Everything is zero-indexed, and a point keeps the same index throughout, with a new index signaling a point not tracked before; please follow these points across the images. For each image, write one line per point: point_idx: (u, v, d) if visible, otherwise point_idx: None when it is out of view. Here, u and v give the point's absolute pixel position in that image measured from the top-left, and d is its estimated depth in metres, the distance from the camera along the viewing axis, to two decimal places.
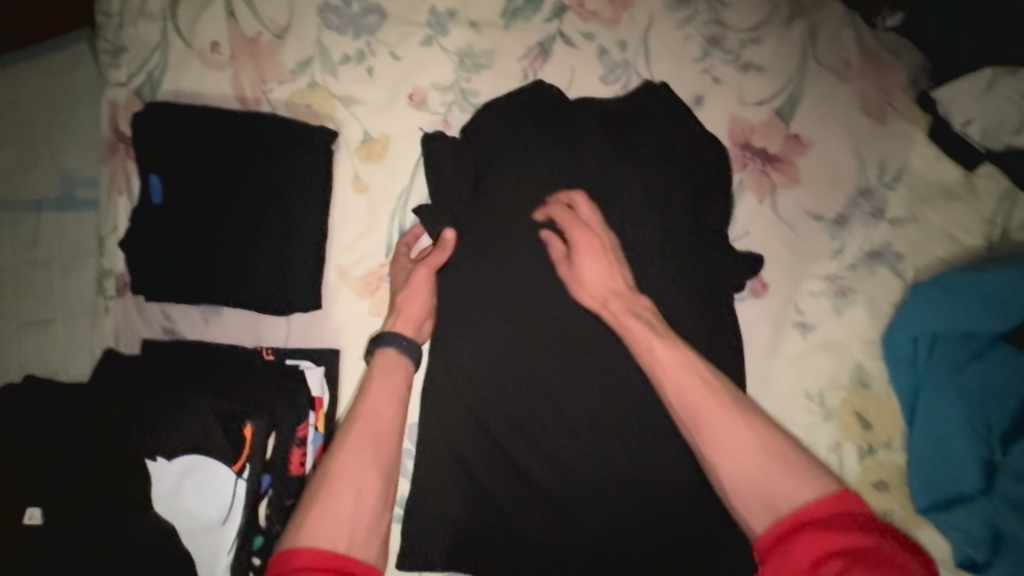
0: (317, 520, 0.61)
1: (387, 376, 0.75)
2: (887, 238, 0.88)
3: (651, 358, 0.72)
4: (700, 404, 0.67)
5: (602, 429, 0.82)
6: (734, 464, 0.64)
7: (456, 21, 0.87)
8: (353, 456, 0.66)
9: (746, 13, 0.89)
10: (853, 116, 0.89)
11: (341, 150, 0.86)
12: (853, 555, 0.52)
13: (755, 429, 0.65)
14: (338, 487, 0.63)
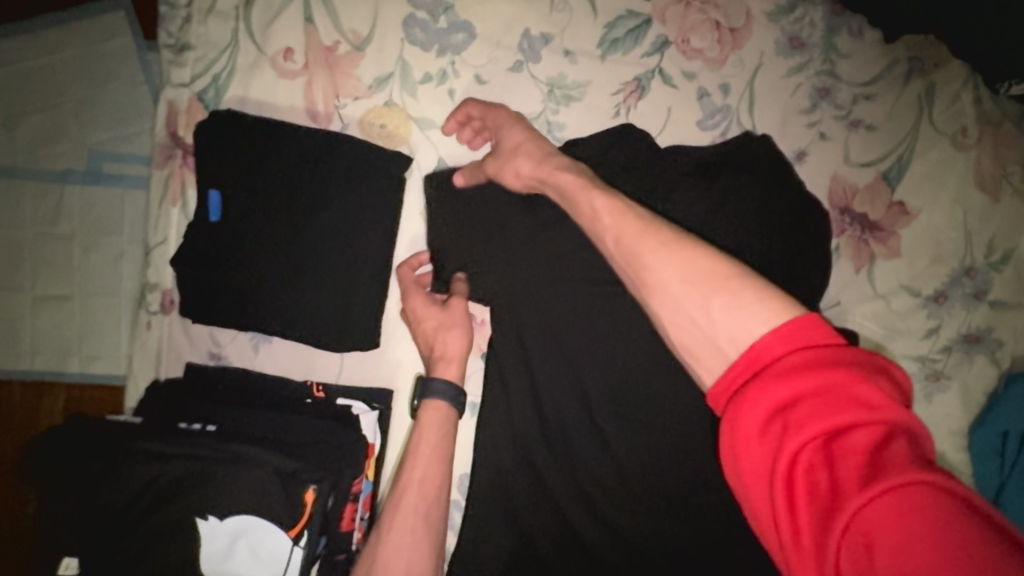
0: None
1: (435, 438, 0.72)
2: (988, 322, 0.82)
3: (592, 222, 0.55)
4: (636, 251, 0.48)
5: (679, 506, 0.69)
6: (677, 313, 0.44)
7: (550, 47, 0.80)
8: (400, 534, 0.66)
9: (862, 66, 0.82)
10: (965, 189, 0.83)
11: (413, 177, 0.80)
12: (811, 402, 0.34)
13: (695, 256, 0.45)
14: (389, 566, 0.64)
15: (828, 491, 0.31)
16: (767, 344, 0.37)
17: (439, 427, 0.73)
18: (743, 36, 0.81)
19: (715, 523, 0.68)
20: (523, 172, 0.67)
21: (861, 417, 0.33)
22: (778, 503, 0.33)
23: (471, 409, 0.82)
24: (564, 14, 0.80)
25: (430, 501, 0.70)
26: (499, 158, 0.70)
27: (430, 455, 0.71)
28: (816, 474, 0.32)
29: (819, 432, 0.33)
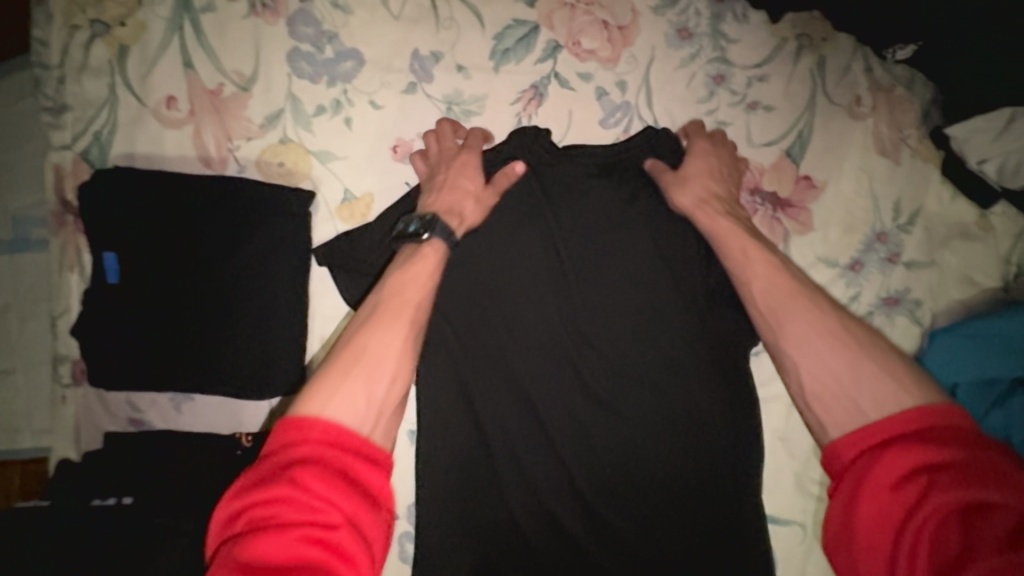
0: (343, 394, 0.55)
1: (420, 266, 0.66)
2: (904, 283, 0.84)
3: (743, 266, 0.68)
4: (786, 310, 0.64)
5: (624, 496, 0.72)
6: (818, 368, 0.60)
7: (442, 65, 0.79)
8: (381, 339, 0.60)
9: (751, 48, 0.83)
10: (867, 156, 0.85)
11: (321, 212, 0.79)
12: (953, 472, 0.46)
13: (852, 329, 0.60)
14: (371, 369, 0.58)
15: (953, 546, 0.43)
16: (898, 420, 0.51)
17: (420, 257, 0.67)
18: (633, 32, 0.81)
19: (660, 504, 0.72)
20: (687, 202, 0.73)
21: (994, 495, 0.44)
22: (906, 543, 0.46)
23: (408, 436, 0.80)
24: (452, 30, 0.79)
25: (415, 320, 0.63)
26: (675, 175, 0.75)
27: (415, 276, 0.65)
28: (944, 530, 0.44)
29: (952, 499, 0.45)
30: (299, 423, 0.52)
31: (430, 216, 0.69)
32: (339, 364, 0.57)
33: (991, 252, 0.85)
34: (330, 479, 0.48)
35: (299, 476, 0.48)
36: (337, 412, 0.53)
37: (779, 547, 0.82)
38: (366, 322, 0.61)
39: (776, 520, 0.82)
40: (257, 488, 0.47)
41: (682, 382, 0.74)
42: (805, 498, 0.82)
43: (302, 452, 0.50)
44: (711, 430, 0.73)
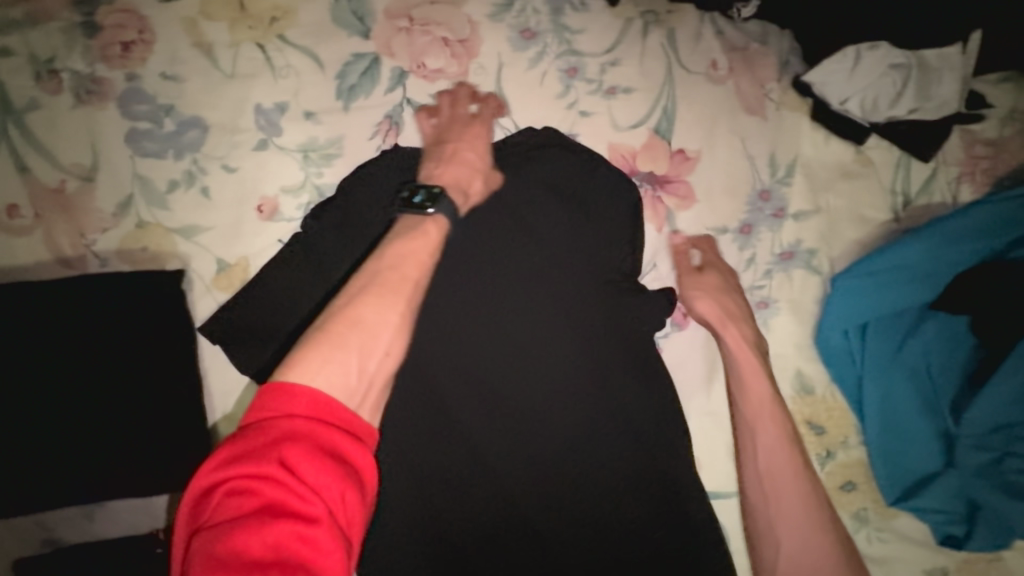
0: (335, 362, 0.49)
1: (421, 240, 0.61)
2: (796, 236, 0.84)
3: (755, 427, 0.74)
4: (783, 487, 0.70)
5: (552, 493, 0.72)
6: (802, 549, 0.68)
7: (289, 114, 0.78)
8: (376, 309, 0.54)
9: (597, 35, 0.82)
10: (735, 118, 0.84)
11: (197, 287, 0.77)
12: None
13: (826, 521, 0.69)
14: (368, 339, 0.52)
15: None
16: None
17: (425, 229, 0.63)
18: (476, 43, 0.80)
19: (589, 497, 0.73)
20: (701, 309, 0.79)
21: None
22: None
23: None
24: (291, 77, 0.77)
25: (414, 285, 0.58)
26: (696, 281, 0.80)
27: (419, 252, 0.60)
28: None
29: None
30: (284, 392, 0.46)
31: (435, 191, 0.65)
32: (332, 333, 0.51)
33: (875, 187, 0.86)
34: (319, 460, 0.44)
35: (287, 456, 0.43)
36: (325, 384, 0.48)
37: (726, 521, 0.82)
38: (365, 285, 0.55)
39: (719, 495, 0.82)
40: (239, 463, 0.43)
41: (592, 374, 0.76)
42: None
43: (288, 428, 0.44)
44: (622, 416, 0.76)
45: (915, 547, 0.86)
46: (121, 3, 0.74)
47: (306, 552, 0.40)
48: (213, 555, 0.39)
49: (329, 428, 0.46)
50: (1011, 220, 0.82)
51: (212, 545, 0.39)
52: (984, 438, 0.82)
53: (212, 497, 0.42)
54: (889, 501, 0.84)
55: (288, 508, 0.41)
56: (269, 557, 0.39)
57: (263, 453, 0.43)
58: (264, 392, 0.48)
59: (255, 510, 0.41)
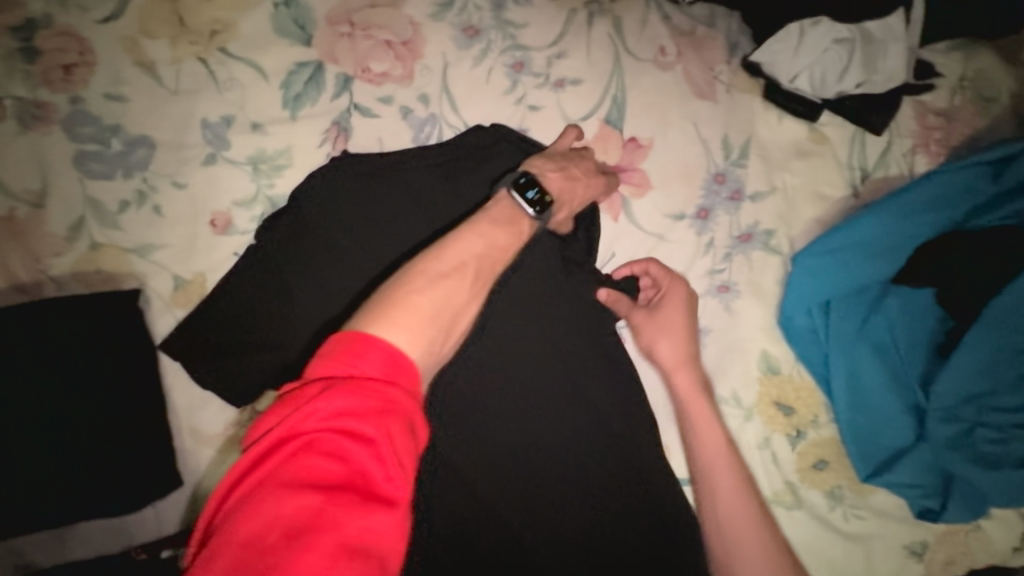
0: (417, 331, 0.49)
1: (516, 233, 0.63)
2: (754, 217, 0.83)
3: (708, 471, 0.76)
4: (743, 534, 0.71)
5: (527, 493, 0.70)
6: None
7: (236, 127, 0.78)
8: (461, 292, 0.55)
9: (541, 29, 0.82)
10: (687, 103, 0.84)
11: (155, 305, 0.77)
12: None
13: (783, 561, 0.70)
14: (453, 320, 0.53)
15: None
16: None
17: (515, 225, 0.64)
18: (420, 44, 0.80)
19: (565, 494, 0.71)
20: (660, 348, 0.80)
21: None
22: None
23: None
24: (236, 90, 0.77)
25: (491, 272, 0.59)
26: (648, 322, 0.81)
27: (505, 245, 0.61)
28: None
29: None
30: (365, 354, 0.45)
31: (546, 199, 0.66)
32: (413, 307, 0.50)
33: (831, 163, 0.85)
34: (408, 442, 0.44)
35: (389, 429, 0.42)
36: (404, 350, 0.47)
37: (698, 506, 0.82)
38: (448, 263, 0.56)
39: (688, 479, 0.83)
40: (340, 420, 0.41)
41: (555, 372, 0.75)
42: None
43: (388, 398, 0.44)
44: (584, 413, 0.75)
45: (891, 522, 0.86)
46: (59, 25, 0.74)
47: (384, 530, 0.40)
48: (284, 517, 0.38)
49: (413, 401, 0.46)
50: (969, 188, 0.81)
51: (289, 505, 0.38)
52: (954, 409, 0.82)
53: (293, 447, 0.40)
54: (862, 477, 0.83)
55: (370, 480, 0.41)
56: (355, 529, 0.39)
57: (367, 414, 0.42)
58: (348, 346, 0.46)
59: (334, 476, 0.40)
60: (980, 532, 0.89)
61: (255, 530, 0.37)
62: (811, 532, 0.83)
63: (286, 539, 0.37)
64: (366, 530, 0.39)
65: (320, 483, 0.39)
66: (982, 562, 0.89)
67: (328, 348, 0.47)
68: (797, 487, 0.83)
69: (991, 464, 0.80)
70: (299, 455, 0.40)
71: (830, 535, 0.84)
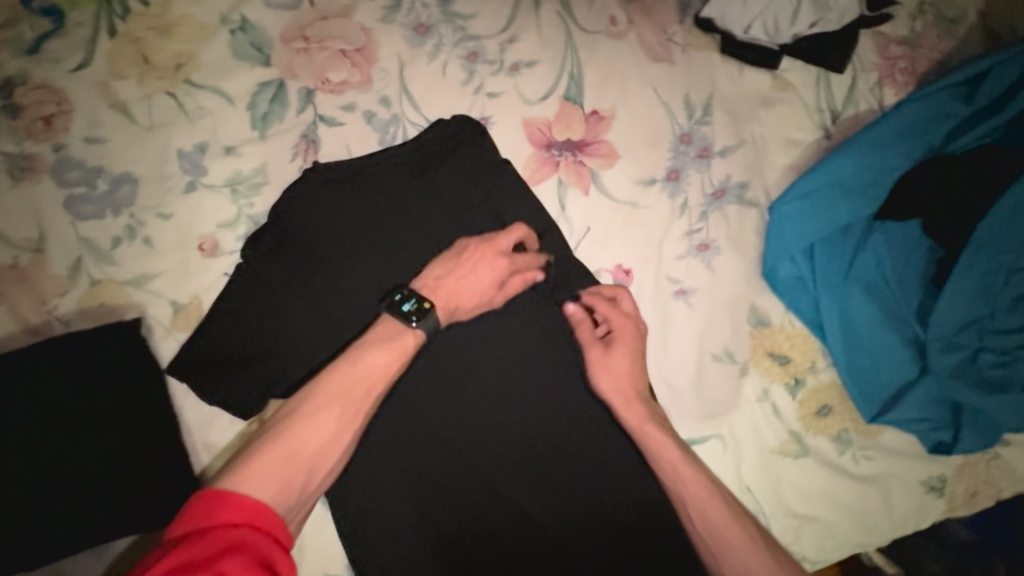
0: (265, 475, 0.57)
1: (395, 354, 0.66)
2: (725, 172, 0.83)
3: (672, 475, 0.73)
4: (721, 524, 0.68)
5: (534, 456, 0.77)
6: None
7: (210, 153, 0.81)
8: (316, 431, 0.61)
9: (490, 16, 0.84)
10: (645, 68, 0.84)
11: (157, 332, 0.81)
12: None
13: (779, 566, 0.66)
14: (310, 456, 0.60)
15: None
16: None
17: (399, 342, 0.67)
18: (374, 49, 0.82)
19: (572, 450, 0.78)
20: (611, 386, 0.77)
21: None
22: None
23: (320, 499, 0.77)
24: (206, 118, 0.80)
25: (364, 401, 0.64)
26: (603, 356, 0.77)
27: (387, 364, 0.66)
28: None
29: None
30: (215, 507, 0.53)
31: (426, 305, 0.68)
32: (260, 460, 0.57)
33: (799, 107, 0.84)
34: (261, 572, 0.50)
35: (233, 567, 0.49)
36: (258, 495, 0.55)
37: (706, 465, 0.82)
38: (303, 404, 0.62)
39: (693, 441, 0.82)
40: (195, 566, 0.48)
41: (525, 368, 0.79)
42: (711, 411, 0.82)
43: (242, 540, 0.51)
44: (568, 398, 0.79)
45: (905, 460, 0.85)
46: (35, 80, 0.78)
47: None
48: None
49: (267, 539, 0.53)
50: (945, 113, 0.80)
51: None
52: (954, 339, 0.80)
53: None
54: (868, 419, 0.83)
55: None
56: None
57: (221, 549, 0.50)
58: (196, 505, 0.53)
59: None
60: (1000, 462, 0.87)
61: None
62: (822, 477, 0.83)
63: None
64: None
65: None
66: (1006, 491, 0.87)
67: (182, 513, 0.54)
68: (802, 435, 0.83)
69: (993, 387, 0.80)
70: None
71: (842, 479, 0.83)
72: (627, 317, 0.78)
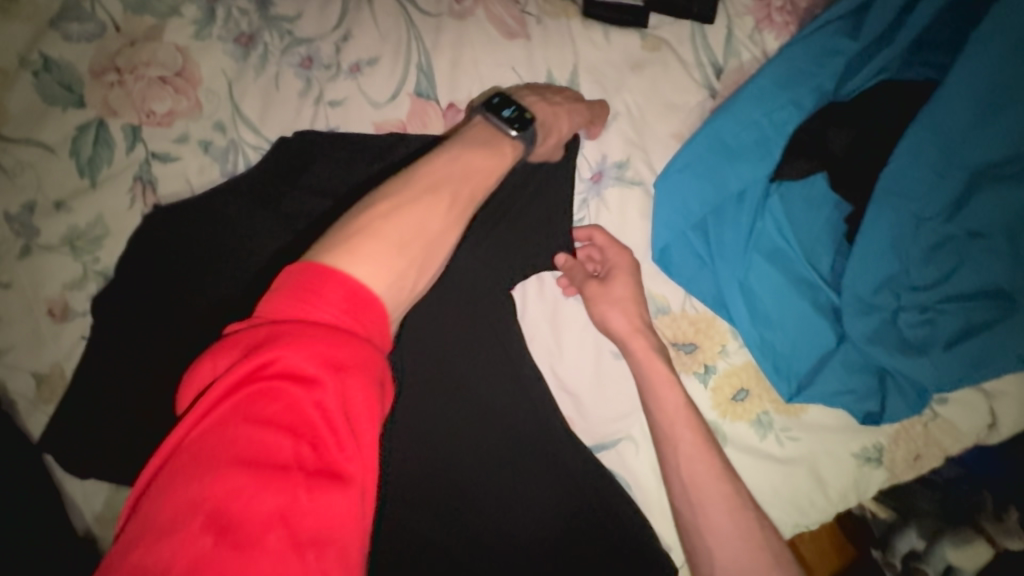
0: (381, 257, 0.43)
1: (499, 158, 0.54)
2: (602, 153, 0.75)
3: (668, 437, 0.69)
4: (705, 486, 0.66)
5: (443, 476, 0.71)
6: (737, 562, 0.62)
7: (41, 211, 0.74)
8: (437, 215, 0.47)
9: (318, 16, 0.76)
10: (498, 47, 0.76)
11: (22, 406, 0.76)
12: None
13: (752, 526, 0.64)
14: (409, 247, 0.44)
15: None
16: None
17: (500, 143, 0.56)
18: (194, 70, 0.75)
19: (480, 468, 0.72)
20: (622, 326, 0.73)
21: None
22: None
23: None
24: (27, 173, 0.74)
25: (471, 196, 0.50)
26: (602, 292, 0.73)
27: (485, 165, 0.52)
28: None
29: None
30: (319, 288, 0.39)
31: (526, 116, 0.58)
32: (405, 218, 0.45)
33: (675, 67, 0.76)
34: (368, 388, 0.37)
35: (341, 379, 0.36)
36: (368, 285, 0.41)
37: (617, 469, 0.78)
38: (429, 180, 0.48)
39: (603, 446, 0.78)
40: (290, 375, 0.35)
41: (425, 383, 0.71)
42: (619, 414, 0.77)
43: (350, 343, 0.37)
44: (477, 413, 0.72)
45: (834, 434, 0.79)
46: None
47: (312, 510, 0.32)
48: (219, 501, 0.31)
49: (377, 353, 0.39)
50: (833, 50, 0.71)
51: (191, 494, 0.31)
52: (871, 298, 0.73)
53: (237, 414, 0.33)
54: (787, 398, 0.76)
55: (319, 446, 0.34)
56: (253, 522, 0.31)
57: (328, 364, 0.35)
58: (306, 279, 0.40)
59: (252, 450, 0.32)
60: (939, 420, 0.81)
61: (166, 533, 0.30)
62: (747, 465, 0.78)
63: (163, 545, 0.30)
64: (252, 535, 0.31)
65: (267, 457, 0.32)
66: (952, 450, 0.81)
67: (294, 291, 0.39)
68: (719, 424, 0.78)
69: (915, 347, 0.73)
70: (235, 415, 0.33)
71: (766, 463, 0.78)
72: (621, 250, 0.75)
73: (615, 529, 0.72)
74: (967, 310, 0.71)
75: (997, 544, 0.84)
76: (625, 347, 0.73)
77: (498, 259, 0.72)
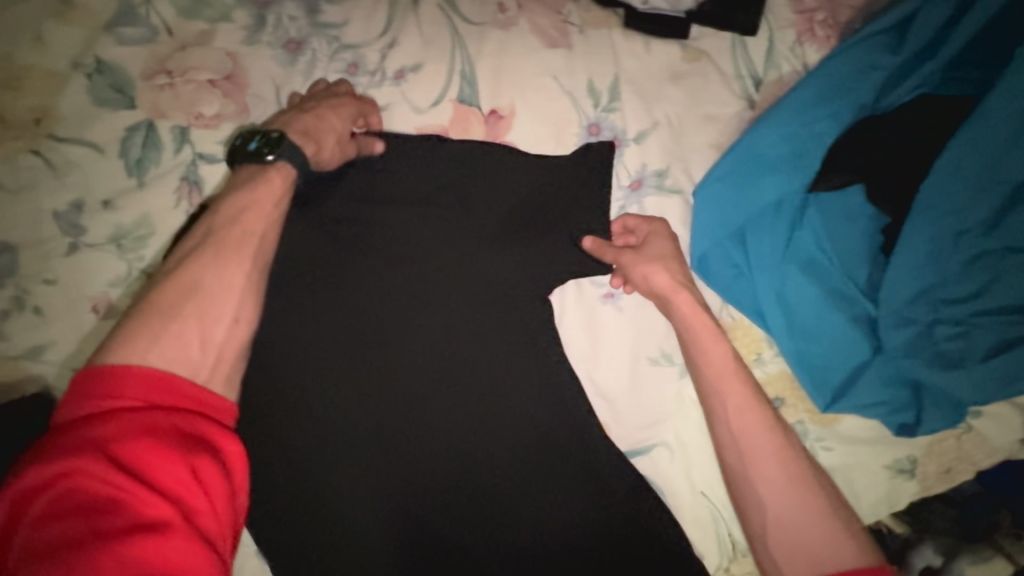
0: (166, 336, 0.49)
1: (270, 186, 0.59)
2: (642, 161, 0.76)
3: (716, 390, 0.69)
4: (753, 437, 0.66)
5: (486, 477, 0.73)
6: (788, 506, 0.63)
7: (88, 210, 0.76)
8: (218, 270, 0.54)
9: (365, 23, 0.77)
10: (540, 56, 0.77)
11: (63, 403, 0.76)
12: None
13: (804, 470, 0.65)
14: (234, 293, 0.54)
15: None
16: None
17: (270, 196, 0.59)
18: (242, 74, 0.76)
19: (520, 469, 0.73)
20: (663, 282, 0.72)
21: None
22: None
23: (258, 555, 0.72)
24: (75, 172, 0.75)
25: (255, 257, 0.57)
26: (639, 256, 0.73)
27: (259, 201, 0.58)
28: None
29: None
30: (109, 388, 0.45)
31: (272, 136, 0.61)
32: (215, 276, 0.54)
33: (714, 79, 0.77)
34: (156, 446, 0.43)
35: (113, 459, 0.41)
36: (164, 361, 0.48)
37: (652, 475, 0.79)
38: (201, 251, 0.55)
39: (639, 452, 0.78)
40: (54, 483, 0.40)
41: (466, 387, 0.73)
42: (653, 420, 0.78)
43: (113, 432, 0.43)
44: (518, 416, 0.74)
45: (870, 445, 0.79)
46: None
47: (135, 556, 0.38)
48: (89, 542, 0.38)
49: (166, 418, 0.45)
50: (872, 66, 0.72)
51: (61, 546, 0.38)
52: (907, 310, 0.74)
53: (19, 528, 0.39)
54: (822, 408, 0.76)
55: (125, 509, 0.40)
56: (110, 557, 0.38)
57: (92, 451, 0.41)
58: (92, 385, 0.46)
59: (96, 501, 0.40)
60: (972, 433, 0.81)
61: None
62: None
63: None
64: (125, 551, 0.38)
65: (56, 547, 0.38)
66: (983, 463, 0.81)
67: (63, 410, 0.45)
68: None
69: (952, 361, 0.73)
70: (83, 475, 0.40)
71: None
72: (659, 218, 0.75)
73: (657, 538, 0.71)
74: (1003, 325, 0.71)
75: (1014, 561, 0.83)
76: (668, 303, 0.72)
77: (539, 263, 0.73)
